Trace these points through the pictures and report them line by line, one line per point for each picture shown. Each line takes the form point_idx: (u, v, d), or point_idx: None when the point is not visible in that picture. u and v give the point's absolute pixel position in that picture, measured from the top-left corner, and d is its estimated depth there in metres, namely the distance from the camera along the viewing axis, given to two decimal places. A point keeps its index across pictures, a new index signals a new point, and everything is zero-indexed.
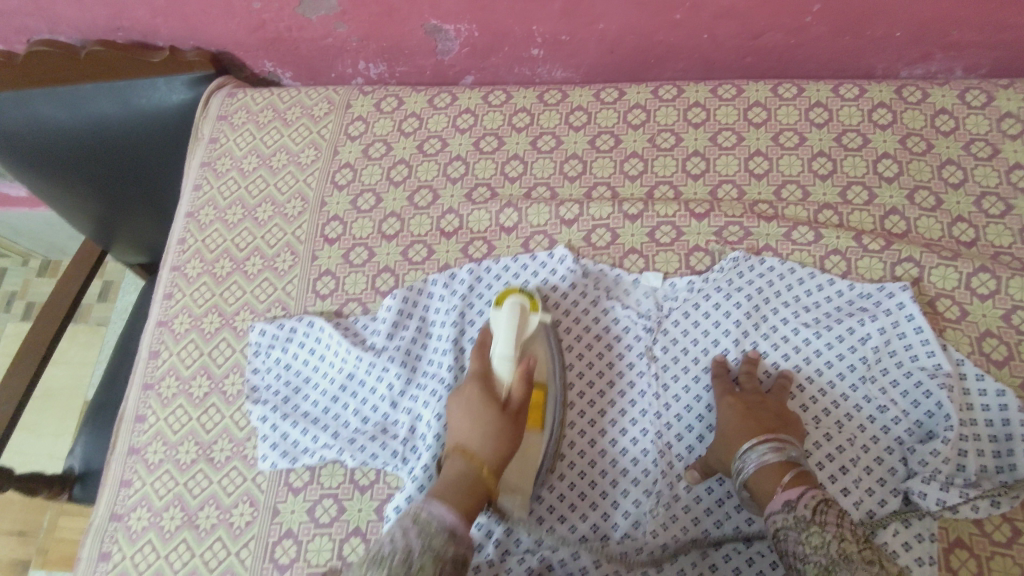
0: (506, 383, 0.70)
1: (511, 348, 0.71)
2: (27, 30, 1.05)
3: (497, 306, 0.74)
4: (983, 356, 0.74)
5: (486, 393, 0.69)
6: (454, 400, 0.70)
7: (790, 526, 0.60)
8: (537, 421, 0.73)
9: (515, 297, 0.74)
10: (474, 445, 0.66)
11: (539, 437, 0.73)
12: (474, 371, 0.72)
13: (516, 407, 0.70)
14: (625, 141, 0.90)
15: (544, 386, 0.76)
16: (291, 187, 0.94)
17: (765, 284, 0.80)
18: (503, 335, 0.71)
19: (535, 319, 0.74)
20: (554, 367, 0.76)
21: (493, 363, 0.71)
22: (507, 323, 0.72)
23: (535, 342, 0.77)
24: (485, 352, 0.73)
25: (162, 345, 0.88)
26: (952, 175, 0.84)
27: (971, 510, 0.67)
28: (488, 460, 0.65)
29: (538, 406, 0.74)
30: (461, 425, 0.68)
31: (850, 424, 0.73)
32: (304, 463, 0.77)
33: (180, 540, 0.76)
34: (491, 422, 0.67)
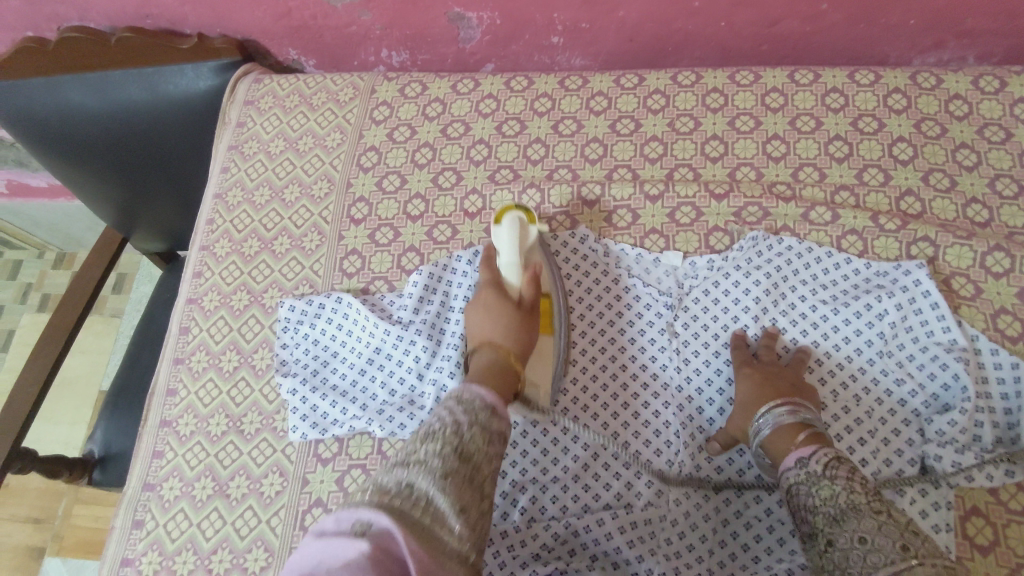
0: (517, 286, 0.75)
1: (516, 255, 0.78)
2: (58, 17, 1.07)
3: (496, 223, 0.81)
4: (998, 332, 0.76)
5: (501, 292, 0.74)
6: (471, 307, 0.73)
7: (802, 481, 0.61)
8: (546, 326, 0.79)
9: (512, 212, 0.81)
10: (498, 338, 0.69)
11: (551, 339, 0.78)
12: (485, 280, 0.76)
13: (528, 302, 0.74)
14: (645, 126, 0.92)
15: (549, 295, 0.81)
16: (317, 169, 0.96)
17: (783, 262, 0.81)
18: (507, 246, 0.78)
19: (534, 230, 0.81)
20: (555, 276, 0.82)
21: (504, 272, 0.77)
22: (508, 236, 0.79)
23: (535, 249, 0.82)
24: (491, 263, 0.78)
25: (192, 321, 0.90)
26: (966, 158, 0.85)
27: (987, 479, 0.69)
28: (512, 349, 0.68)
29: (547, 315, 0.79)
30: (481, 326, 0.71)
31: (867, 398, 0.75)
32: (333, 434, 0.79)
33: (212, 508, 0.78)
34: (507, 322, 0.70)
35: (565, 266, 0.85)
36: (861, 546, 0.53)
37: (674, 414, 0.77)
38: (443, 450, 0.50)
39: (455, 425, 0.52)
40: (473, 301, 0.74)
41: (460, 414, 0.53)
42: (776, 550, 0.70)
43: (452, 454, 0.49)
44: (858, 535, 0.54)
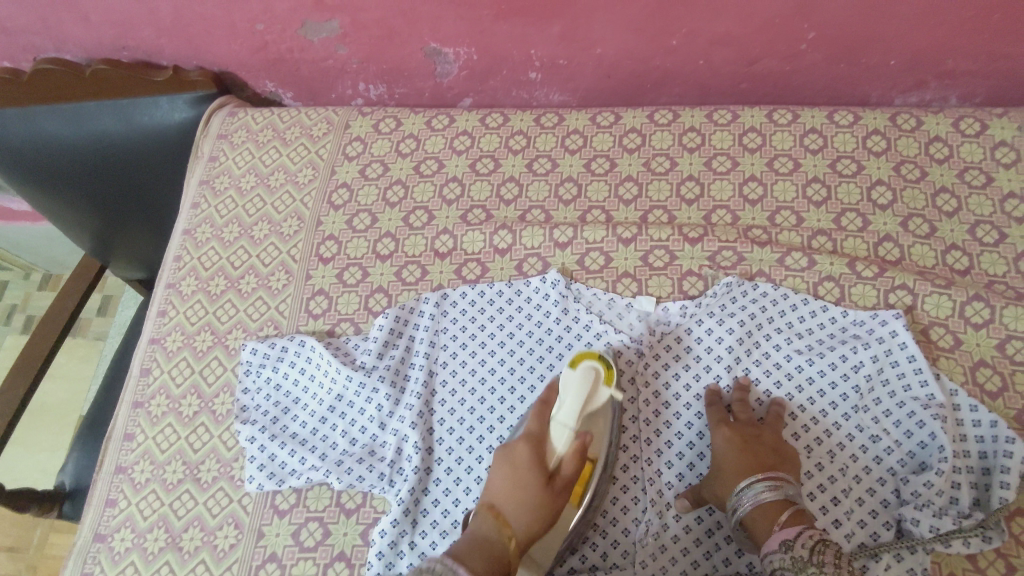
0: (559, 453, 0.68)
1: (574, 416, 0.69)
2: (33, 48, 1.06)
3: (571, 366, 0.72)
4: (977, 386, 0.74)
5: (536, 460, 0.68)
6: (499, 457, 0.69)
7: (788, 567, 0.59)
8: (577, 497, 0.69)
9: (591, 361, 0.72)
10: (507, 511, 0.65)
11: (573, 511, 0.68)
12: (530, 432, 0.70)
13: (564, 480, 0.67)
14: (620, 165, 0.91)
15: (596, 460, 0.70)
16: (287, 206, 0.95)
17: (758, 310, 0.79)
18: (569, 402, 0.69)
19: (603, 393, 0.71)
20: (610, 453, 0.71)
21: (551, 429, 0.69)
22: (575, 387, 0.70)
23: (600, 415, 0.71)
24: (546, 413, 0.71)
25: (154, 363, 0.88)
26: (946, 203, 0.84)
27: (963, 545, 0.66)
28: (517, 534, 0.64)
29: (582, 483, 0.69)
30: (501, 483, 0.67)
31: (842, 454, 0.72)
32: (290, 485, 0.76)
33: (163, 562, 0.76)
34: (527, 494, 0.66)
35: (533, 315, 0.82)
36: None
37: (642, 468, 0.74)
38: None
39: None
40: (507, 446, 0.69)
41: None
42: None
43: None
44: None
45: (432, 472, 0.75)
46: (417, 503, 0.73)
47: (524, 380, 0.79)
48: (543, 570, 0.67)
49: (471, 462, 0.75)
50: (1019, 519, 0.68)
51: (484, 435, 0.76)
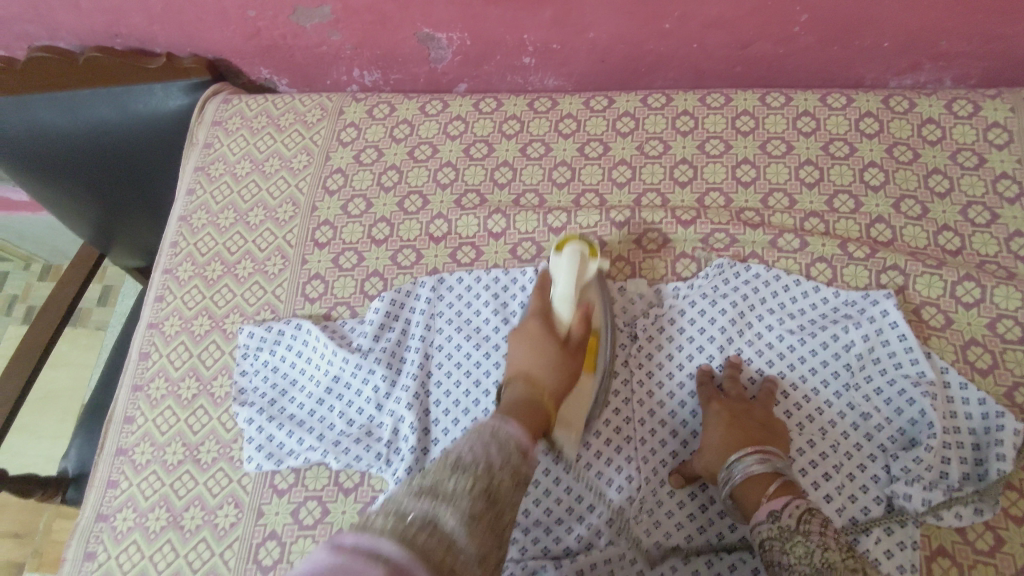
0: (566, 321, 0.73)
1: (572, 285, 0.75)
2: (28, 36, 1.07)
3: (556, 251, 0.78)
4: (968, 364, 0.74)
5: (548, 330, 0.72)
6: (515, 335, 0.73)
7: (775, 537, 0.58)
8: (591, 365, 0.74)
9: (574, 243, 0.77)
10: (538, 371, 0.68)
11: (592, 378, 0.73)
12: (534, 308, 0.76)
13: (575, 341, 0.72)
14: (614, 149, 0.91)
15: (599, 331, 0.76)
16: (282, 191, 0.95)
17: (750, 290, 0.80)
18: (563, 276, 0.75)
19: (592, 264, 0.77)
20: (607, 315, 0.77)
21: (554, 304, 0.75)
22: (567, 267, 0.75)
23: (591, 288, 0.78)
24: (546, 295, 0.77)
25: (153, 347, 0.89)
26: (939, 184, 0.84)
27: (955, 518, 0.67)
28: (549, 389, 0.67)
29: (591, 351, 0.75)
30: (523, 356, 0.71)
31: (834, 431, 0.73)
32: (289, 465, 0.77)
33: (164, 541, 0.77)
34: (550, 362, 0.69)
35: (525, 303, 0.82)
36: None
37: (636, 449, 0.75)
38: (474, 491, 0.47)
39: (487, 462, 0.50)
40: (519, 329, 0.74)
41: (494, 452, 0.51)
42: None
43: (482, 499, 0.47)
44: None
45: (428, 452, 0.76)
46: None
47: None
48: (579, 430, 0.71)
49: None
50: (1010, 493, 0.68)
51: (479, 417, 0.77)
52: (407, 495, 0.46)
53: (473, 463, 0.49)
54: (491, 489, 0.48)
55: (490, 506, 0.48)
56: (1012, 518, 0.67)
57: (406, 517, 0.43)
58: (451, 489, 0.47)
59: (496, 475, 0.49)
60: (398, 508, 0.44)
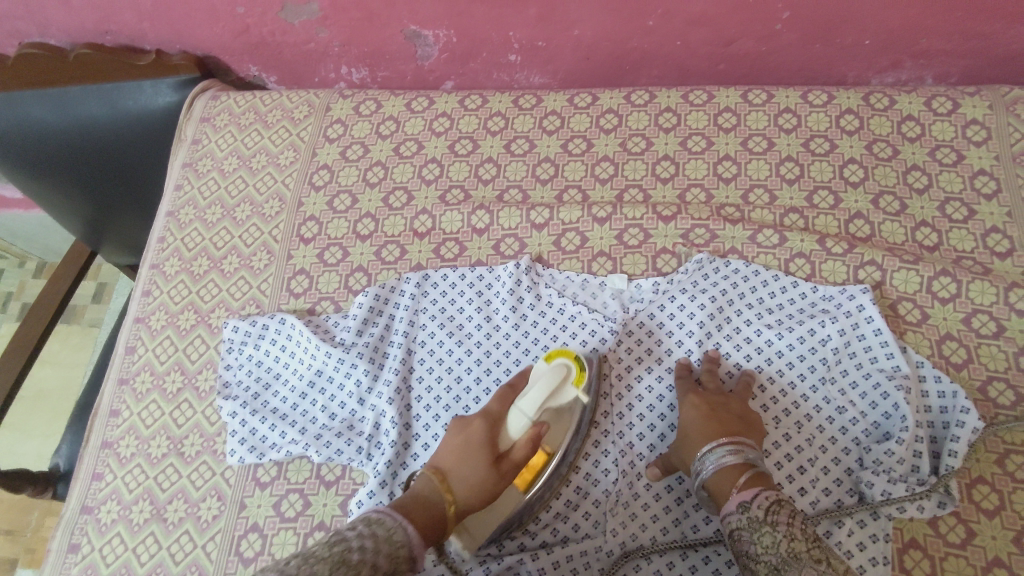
0: (513, 439, 0.66)
1: (535, 409, 0.66)
2: (19, 33, 1.07)
3: (543, 361, 0.70)
4: (943, 359, 0.75)
5: (488, 440, 0.65)
6: (455, 430, 0.68)
7: (744, 527, 0.59)
8: (524, 483, 0.69)
9: (563, 361, 0.68)
10: (455, 476, 0.63)
11: (518, 497, 0.69)
12: (490, 412, 0.69)
13: (514, 463, 0.65)
14: (597, 145, 0.92)
15: (551, 454, 0.71)
16: (269, 187, 0.96)
17: (729, 286, 0.81)
18: (534, 394, 0.66)
19: (571, 393, 0.68)
20: (565, 445, 0.72)
21: (510, 414, 0.67)
22: (545, 383, 0.67)
23: (565, 414, 0.72)
24: (509, 402, 0.69)
25: (139, 341, 0.90)
26: (917, 180, 0.85)
27: (917, 510, 0.68)
28: (457, 497, 0.63)
29: (532, 470, 0.70)
30: (449, 454, 0.65)
31: (809, 424, 0.74)
32: (271, 457, 0.78)
33: (148, 533, 0.78)
34: (475, 473, 0.64)
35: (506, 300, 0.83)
36: None
37: (614, 442, 0.76)
38: None
39: (370, 564, 0.52)
40: (462, 422, 0.68)
41: (379, 553, 0.53)
42: None
43: None
44: None
45: (409, 447, 0.77)
46: (395, 476, 0.75)
47: (498, 361, 0.79)
48: (475, 542, 0.68)
49: None
50: (981, 486, 0.69)
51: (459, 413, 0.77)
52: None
53: (356, 567, 0.51)
54: None
55: None
56: (983, 510, 0.68)
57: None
58: None
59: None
60: None
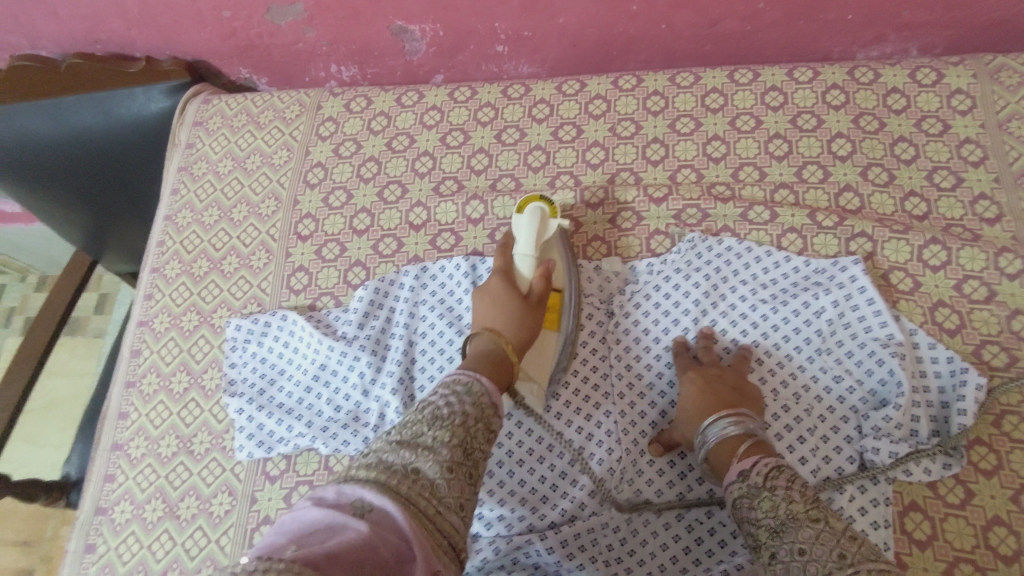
0: (527, 278, 0.76)
1: (532, 247, 0.77)
2: (11, 46, 1.09)
3: (518, 211, 0.81)
4: (936, 325, 0.76)
5: (509, 287, 0.74)
6: (480, 294, 0.74)
7: (744, 495, 0.59)
8: (554, 322, 0.79)
9: (535, 203, 0.80)
10: (506, 329, 0.70)
11: (554, 337, 0.78)
12: (498, 266, 0.77)
13: (537, 293, 0.74)
14: (587, 131, 0.93)
15: (561, 289, 0.80)
16: (265, 188, 0.97)
17: (722, 263, 0.82)
18: (525, 237, 0.78)
19: (553, 223, 0.80)
20: (570, 272, 0.81)
21: (516, 259, 0.77)
22: (528, 227, 0.78)
23: (553, 244, 0.81)
24: (508, 252, 0.78)
25: (143, 344, 0.91)
26: (905, 151, 0.86)
27: (924, 473, 0.70)
28: (510, 338, 0.69)
29: (555, 309, 0.79)
30: (485, 311, 0.72)
31: (807, 395, 0.75)
32: (279, 451, 0.79)
33: (162, 530, 0.79)
34: (514, 311, 0.72)
35: None
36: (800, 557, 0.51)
37: (616, 422, 0.77)
38: (451, 441, 0.51)
39: (463, 415, 0.53)
40: (482, 287, 0.75)
41: (468, 406, 0.54)
42: (716, 552, 0.69)
43: (458, 449, 0.51)
44: (795, 546, 0.52)
45: None
46: None
47: None
48: (541, 382, 0.77)
49: None
50: (978, 448, 0.70)
51: None
52: (387, 447, 0.50)
53: (449, 416, 0.52)
54: (467, 441, 0.52)
55: (467, 457, 0.51)
56: (981, 471, 0.69)
57: (386, 469, 0.47)
58: (430, 440, 0.50)
59: (471, 427, 0.53)
60: (379, 462, 0.48)
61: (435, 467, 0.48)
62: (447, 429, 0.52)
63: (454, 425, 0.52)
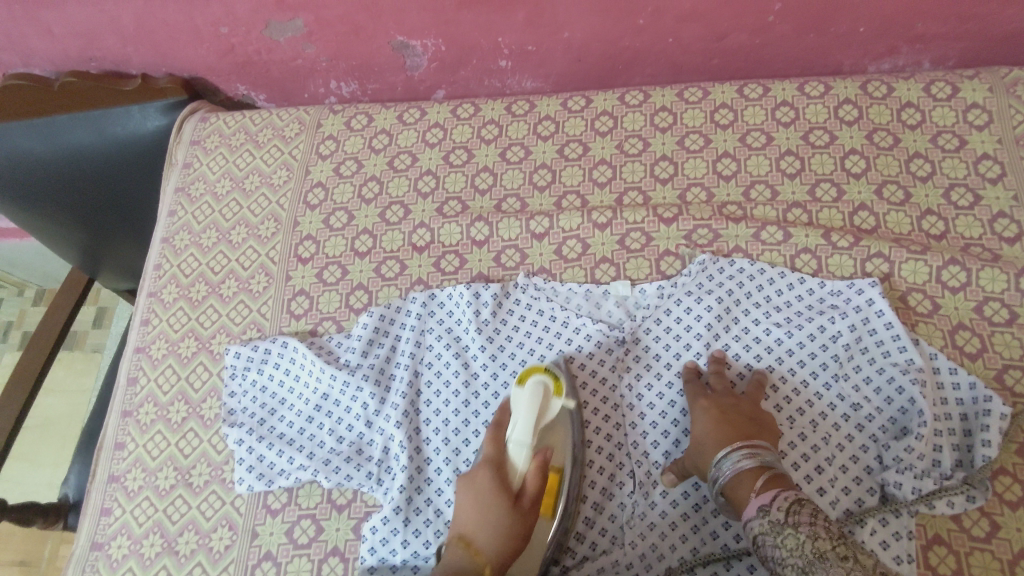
0: (521, 471, 0.67)
1: (529, 433, 0.68)
2: (3, 64, 1.06)
3: (519, 383, 0.72)
4: (957, 349, 0.74)
5: (498, 483, 0.66)
6: (463, 487, 0.67)
7: (767, 532, 0.57)
8: (549, 509, 0.68)
9: (538, 376, 0.71)
10: (480, 539, 0.63)
11: (547, 527, 0.67)
12: (487, 457, 0.69)
13: (531, 503, 0.66)
14: (594, 149, 0.91)
15: (561, 469, 0.70)
16: (264, 209, 0.95)
17: (735, 286, 0.80)
18: (522, 418, 0.69)
19: (557, 404, 0.71)
20: (574, 434, 0.72)
21: (510, 448, 0.68)
22: (528, 403, 0.69)
23: (556, 428, 0.72)
24: (502, 436, 0.70)
25: (140, 371, 0.89)
26: (920, 168, 0.83)
27: (948, 506, 0.67)
28: (491, 559, 0.62)
29: (551, 495, 0.68)
30: (466, 509, 0.65)
31: (824, 423, 0.73)
32: (280, 484, 0.77)
33: (160, 567, 0.76)
34: (498, 516, 0.64)
35: (509, 318, 0.81)
36: None
37: (628, 454, 0.74)
38: None
39: None
40: (467, 476, 0.68)
41: None
42: None
43: None
44: None
45: (422, 470, 0.75)
46: (408, 501, 0.73)
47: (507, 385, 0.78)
48: None
49: (459, 465, 0.74)
50: (1003, 477, 0.68)
51: (469, 437, 0.76)
52: None
53: None
54: None
55: None
56: (1007, 502, 0.67)
57: None
58: None
59: None
60: None
61: None
62: None
63: None
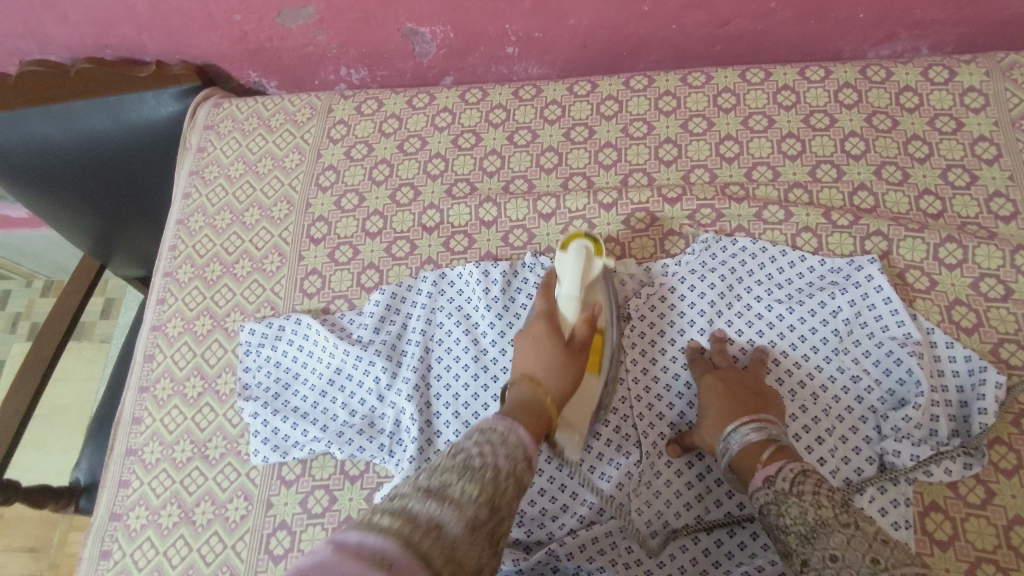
0: (571, 321, 0.73)
1: (576, 287, 0.75)
2: (20, 52, 1.08)
3: (562, 249, 0.79)
4: (953, 324, 0.76)
5: (554, 330, 0.71)
6: (521, 336, 0.72)
7: (772, 501, 0.58)
8: (596, 365, 0.73)
9: (580, 241, 0.78)
10: (541, 374, 0.67)
11: (595, 381, 0.73)
12: (540, 308, 0.75)
13: (580, 342, 0.71)
14: (599, 133, 0.93)
15: (605, 332, 0.75)
16: (276, 191, 0.97)
17: (738, 264, 0.82)
18: (569, 274, 0.75)
19: (597, 264, 0.77)
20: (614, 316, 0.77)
21: (560, 302, 0.74)
22: (573, 263, 0.76)
23: (598, 285, 0.77)
24: (550, 294, 0.77)
25: (156, 349, 0.91)
26: (918, 150, 0.85)
27: (945, 474, 0.69)
28: (553, 391, 0.66)
29: (597, 352, 0.74)
30: (527, 359, 0.69)
31: (824, 395, 0.75)
32: (294, 456, 0.79)
33: (178, 536, 0.79)
34: (553, 358, 0.68)
35: (517, 296, 0.83)
36: (834, 564, 0.49)
37: (634, 426, 0.76)
38: (479, 498, 0.47)
39: (494, 470, 0.50)
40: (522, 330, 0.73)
41: (501, 459, 0.51)
42: (736, 553, 0.69)
43: (484, 506, 0.47)
44: (829, 552, 0.50)
45: (433, 442, 0.77)
46: (421, 471, 0.75)
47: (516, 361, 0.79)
48: (580, 429, 0.72)
49: None
50: (998, 446, 0.70)
51: (480, 411, 0.78)
52: (413, 496, 0.46)
53: (482, 471, 0.49)
54: (494, 496, 0.48)
55: (491, 515, 0.47)
56: (1001, 470, 0.69)
57: (410, 519, 0.43)
58: (458, 494, 0.47)
59: (500, 485, 0.49)
60: (404, 510, 0.44)
61: (458, 520, 0.45)
62: (477, 483, 0.48)
63: (485, 481, 0.49)
